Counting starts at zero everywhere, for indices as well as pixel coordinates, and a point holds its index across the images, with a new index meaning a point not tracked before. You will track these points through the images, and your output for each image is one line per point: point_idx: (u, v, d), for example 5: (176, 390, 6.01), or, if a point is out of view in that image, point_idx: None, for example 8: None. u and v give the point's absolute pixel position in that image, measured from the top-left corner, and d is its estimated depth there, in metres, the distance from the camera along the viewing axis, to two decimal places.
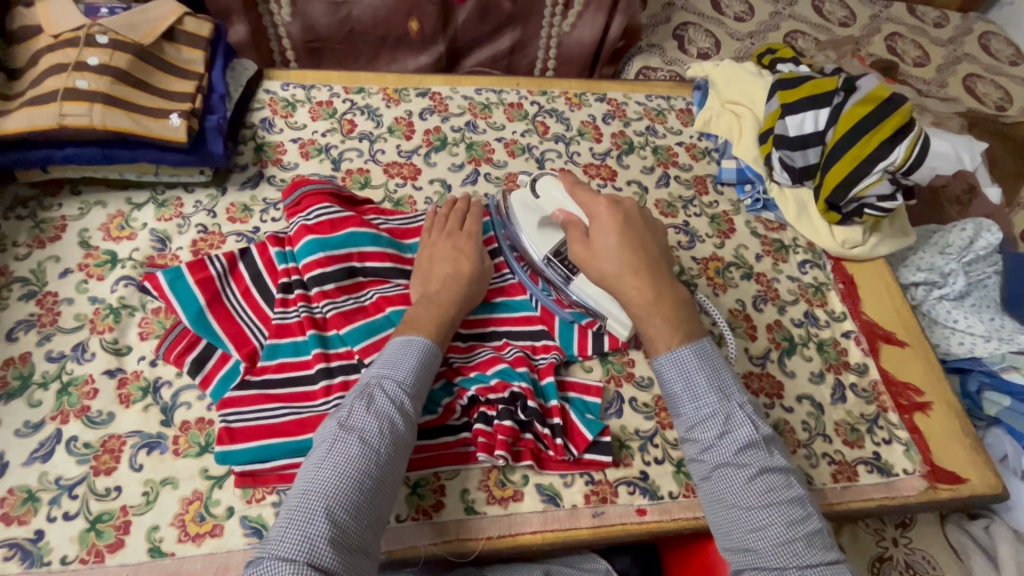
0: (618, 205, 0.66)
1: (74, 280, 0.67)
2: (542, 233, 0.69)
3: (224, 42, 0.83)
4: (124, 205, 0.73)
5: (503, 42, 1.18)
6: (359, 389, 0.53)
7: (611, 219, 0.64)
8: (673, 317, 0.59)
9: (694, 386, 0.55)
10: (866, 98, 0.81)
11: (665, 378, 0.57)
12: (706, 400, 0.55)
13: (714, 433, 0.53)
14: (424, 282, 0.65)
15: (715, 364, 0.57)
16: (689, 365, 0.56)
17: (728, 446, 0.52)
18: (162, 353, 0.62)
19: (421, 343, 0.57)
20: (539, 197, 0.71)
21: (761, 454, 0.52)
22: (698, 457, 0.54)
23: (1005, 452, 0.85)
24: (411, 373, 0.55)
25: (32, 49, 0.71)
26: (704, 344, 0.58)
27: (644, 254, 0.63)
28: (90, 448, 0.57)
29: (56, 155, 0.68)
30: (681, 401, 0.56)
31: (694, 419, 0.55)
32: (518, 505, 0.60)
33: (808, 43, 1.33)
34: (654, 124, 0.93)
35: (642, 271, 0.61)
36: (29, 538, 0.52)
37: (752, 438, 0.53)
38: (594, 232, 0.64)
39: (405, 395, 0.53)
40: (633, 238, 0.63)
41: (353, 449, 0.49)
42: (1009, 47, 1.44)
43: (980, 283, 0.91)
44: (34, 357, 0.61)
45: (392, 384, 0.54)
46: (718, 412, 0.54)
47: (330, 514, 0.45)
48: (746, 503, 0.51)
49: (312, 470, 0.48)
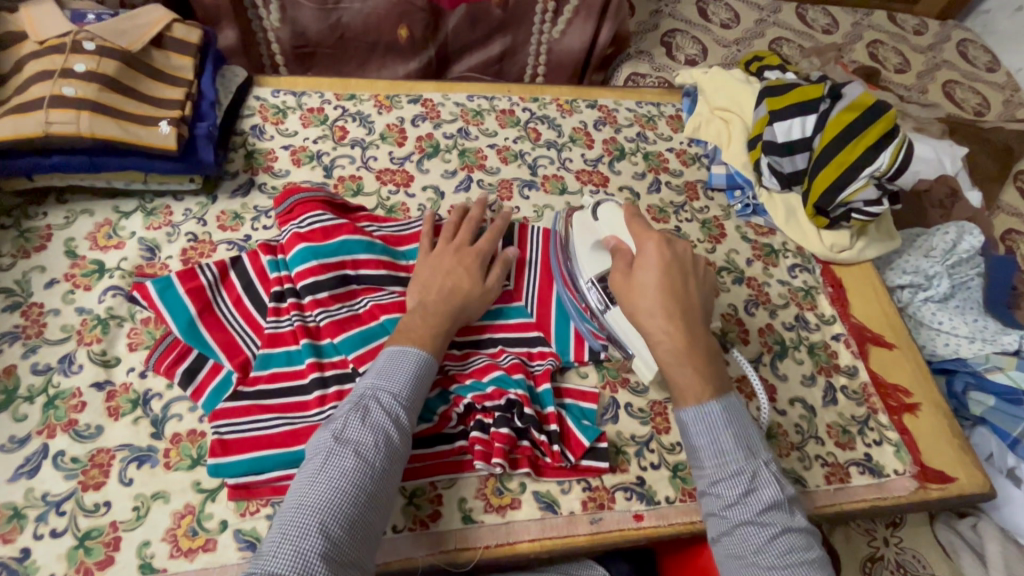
0: (670, 245, 0.63)
1: (60, 290, 0.65)
2: (593, 255, 0.68)
3: (213, 48, 0.83)
4: (111, 214, 0.72)
5: (493, 48, 1.18)
6: (353, 401, 0.53)
7: (658, 258, 0.62)
8: (704, 369, 0.57)
9: (718, 441, 0.54)
10: (852, 105, 0.82)
11: (689, 430, 0.56)
12: (723, 434, 0.54)
13: (738, 493, 0.52)
14: (421, 290, 0.65)
15: (741, 422, 0.56)
16: (716, 419, 0.55)
17: (752, 506, 0.52)
18: (151, 365, 0.61)
19: (416, 353, 0.57)
20: (598, 219, 0.70)
21: (784, 516, 0.52)
22: (719, 513, 0.53)
23: (990, 450, 0.87)
24: (407, 383, 0.55)
25: (16, 55, 0.70)
26: (731, 398, 0.57)
27: (685, 300, 0.60)
28: (78, 463, 0.55)
29: (42, 164, 0.67)
30: (704, 456, 0.55)
31: (717, 475, 0.54)
32: (516, 513, 0.60)
33: (793, 50, 1.35)
34: (645, 131, 0.94)
35: (678, 316, 0.59)
36: (15, 557, 0.51)
37: (777, 499, 0.52)
38: (637, 266, 0.62)
39: (400, 407, 0.53)
40: (677, 281, 0.61)
41: (348, 459, 0.49)
42: (986, 54, 1.48)
43: (964, 285, 0.92)
44: (19, 370, 0.60)
45: (387, 395, 0.53)
46: (745, 469, 0.53)
47: (324, 528, 0.44)
48: (767, 563, 0.50)
49: (307, 484, 0.47)
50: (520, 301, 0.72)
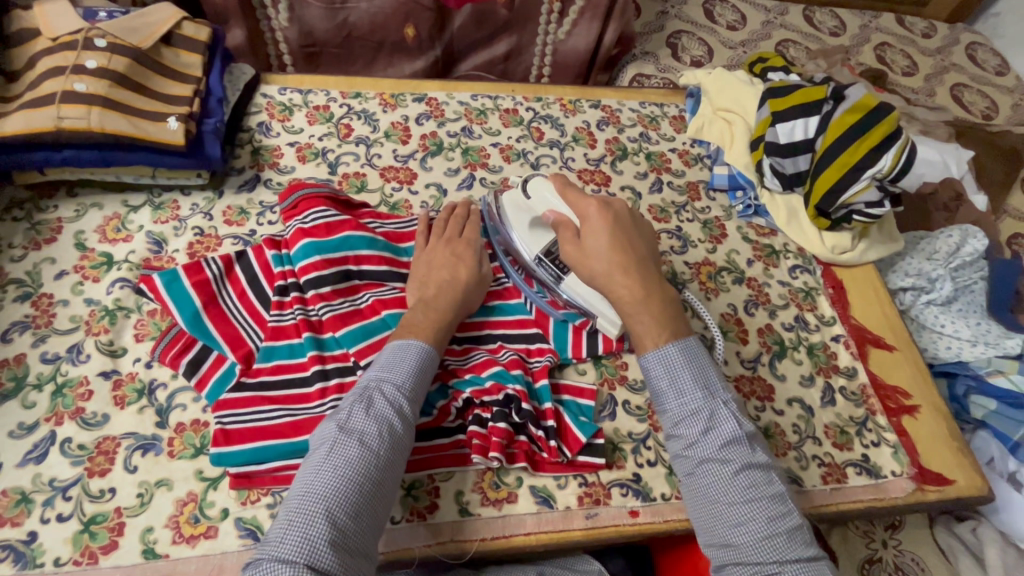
0: (608, 206, 0.66)
1: (69, 281, 0.67)
2: (533, 232, 0.70)
3: (222, 46, 0.84)
4: (120, 207, 0.73)
5: (498, 48, 1.19)
6: (358, 392, 0.54)
7: (602, 221, 0.65)
8: (661, 314, 0.60)
9: (679, 383, 0.57)
10: (854, 107, 0.82)
11: (651, 374, 0.58)
12: (681, 376, 0.57)
13: (697, 430, 0.54)
14: (421, 286, 0.66)
15: (700, 362, 0.58)
16: (676, 361, 0.57)
17: (712, 443, 0.54)
18: (157, 355, 0.62)
19: (418, 346, 0.58)
20: (530, 196, 0.71)
21: (744, 452, 0.53)
22: (683, 453, 0.55)
23: (991, 454, 0.86)
24: (409, 375, 0.56)
25: (29, 51, 0.71)
26: (689, 339, 0.59)
27: (633, 253, 0.64)
28: (84, 450, 0.57)
29: (53, 158, 0.68)
30: (667, 398, 0.57)
31: (679, 415, 0.56)
32: (512, 507, 0.60)
33: (799, 52, 1.35)
34: (647, 131, 0.95)
35: (632, 268, 0.62)
36: (22, 540, 0.52)
37: (736, 434, 0.54)
38: (585, 232, 0.65)
39: (404, 398, 0.54)
40: (624, 240, 0.64)
41: (353, 447, 0.49)
42: (994, 57, 1.47)
43: (966, 288, 0.92)
44: (29, 359, 0.61)
45: (391, 387, 0.54)
46: (703, 407, 0.55)
47: (330, 516, 0.45)
48: (728, 498, 0.52)
49: (312, 472, 0.48)
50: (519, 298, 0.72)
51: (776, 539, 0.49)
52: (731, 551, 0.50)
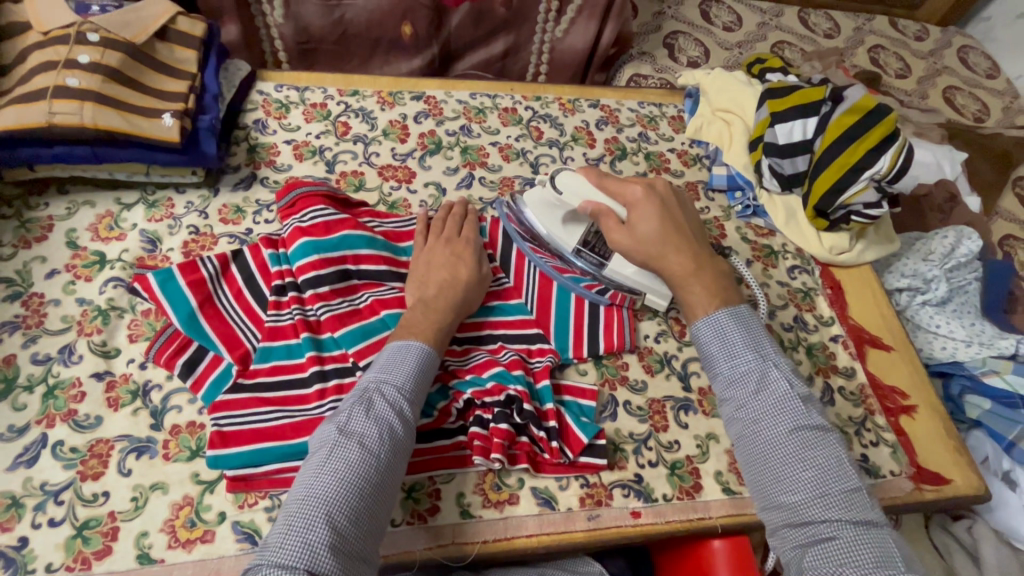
0: (653, 189, 0.68)
1: (61, 281, 0.65)
2: (569, 226, 0.73)
3: (217, 42, 0.83)
4: (113, 205, 0.72)
5: (496, 47, 1.18)
6: (358, 394, 0.53)
7: (649, 203, 0.67)
8: (711, 286, 0.63)
9: (730, 346, 0.59)
10: (852, 108, 0.83)
11: (702, 342, 0.61)
12: (733, 340, 0.59)
13: (748, 390, 0.57)
14: (421, 286, 0.65)
15: (752, 328, 0.60)
16: (726, 326, 0.60)
17: (763, 401, 0.56)
18: (152, 356, 0.61)
19: (419, 347, 0.57)
20: (562, 193, 0.71)
21: (798, 412, 0.54)
22: (735, 414, 0.57)
23: (986, 453, 0.87)
24: (410, 376, 0.55)
25: (20, 45, 0.70)
26: (741, 309, 0.62)
27: (682, 230, 0.66)
28: (77, 453, 0.55)
29: (44, 154, 0.67)
30: (718, 361, 0.60)
31: (730, 377, 0.58)
32: (514, 509, 0.60)
33: (795, 53, 1.36)
34: (646, 131, 0.95)
35: (683, 247, 0.65)
36: (13, 545, 0.51)
37: (788, 394, 0.55)
38: (632, 217, 0.66)
39: (404, 400, 0.53)
40: (672, 218, 0.66)
41: (353, 449, 0.49)
42: (986, 60, 1.48)
43: (961, 289, 0.93)
44: (19, 360, 0.60)
45: (392, 388, 0.53)
46: (753, 369, 0.57)
47: (330, 520, 0.45)
48: (779, 458, 0.53)
49: (312, 476, 0.47)
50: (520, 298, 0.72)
51: (831, 498, 0.50)
52: (787, 514, 0.51)
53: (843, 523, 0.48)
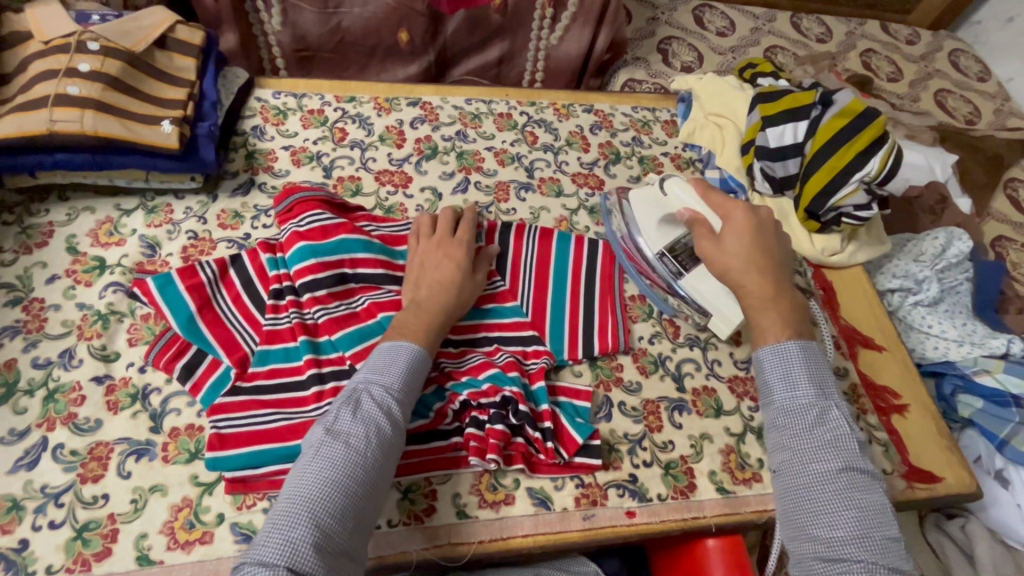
0: (757, 212, 0.70)
1: (61, 286, 0.66)
2: (661, 228, 0.76)
3: (216, 50, 0.84)
4: (113, 211, 0.73)
5: (491, 53, 1.20)
6: (347, 395, 0.54)
7: (747, 224, 0.69)
8: (787, 313, 0.64)
9: (792, 378, 0.60)
10: (841, 112, 0.84)
11: (765, 367, 0.61)
12: (798, 372, 0.60)
13: (808, 423, 0.57)
14: (415, 287, 0.66)
15: (818, 365, 0.61)
16: (794, 356, 0.60)
17: (820, 436, 0.56)
18: (151, 360, 0.62)
19: (409, 348, 0.58)
20: (667, 193, 0.77)
21: (849, 454, 0.55)
22: (784, 443, 0.57)
23: (979, 452, 0.87)
24: (399, 377, 0.56)
25: (21, 54, 0.71)
26: (812, 344, 0.62)
27: (771, 255, 0.67)
28: (77, 456, 0.56)
29: (45, 161, 0.68)
30: (777, 390, 0.60)
31: (788, 406, 0.59)
32: (509, 509, 0.60)
33: (788, 58, 1.38)
34: (640, 135, 0.96)
35: (767, 270, 0.66)
36: (13, 548, 0.51)
37: (845, 436, 0.56)
38: (726, 231, 0.69)
39: (392, 400, 0.54)
40: (765, 242, 0.68)
41: (338, 448, 0.49)
42: (977, 63, 1.50)
43: (953, 289, 0.94)
44: (19, 364, 0.60)
45: (380, 389, 0.54)
46: (814, 404, 0.58)
47: (313, 518, 0.45)
48: (824, 493, 0.53)
49: (298, 475, 0.48)
50: (515, 300, 0.73)
51: (868, 540, 0.51)
52: (819, 548, 0.51)
53: (876, 566, 0.49)
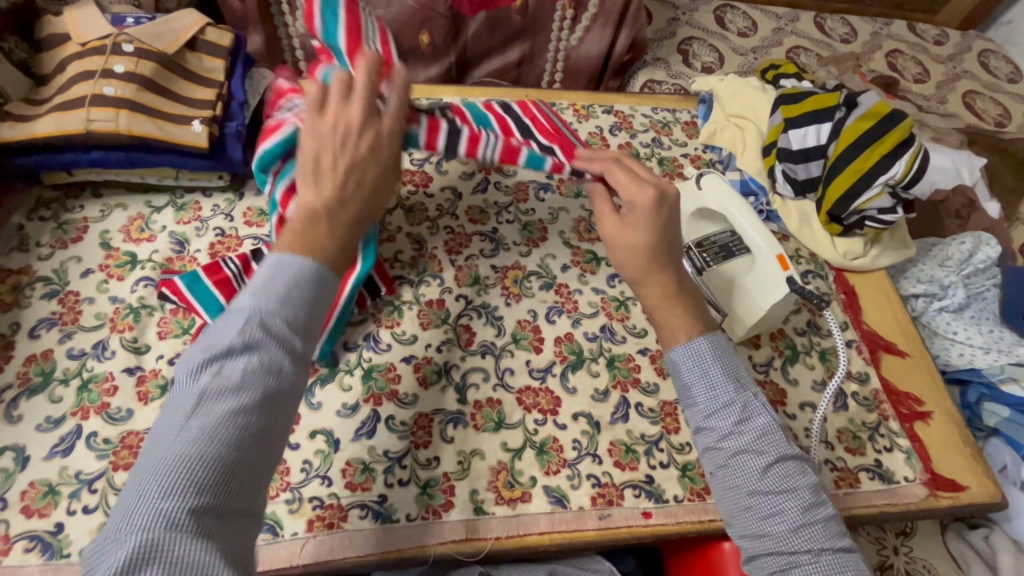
0: (664, 198, 0.61)
1: (95, 280, 0.68)
2: (694, 222, 0.78)
3: (244, 51, 0.86)
4: (143, 208, 0.75)
5: (511, 54, 1.20)
6: (234, 327, 0.43)
7: (649, 215, 0.60)
8: (692, 310, 0.60)
9: (709, 380, 0.56)
10: (868, 113, 0.82)
11: (682, 370, 0.58)
12: (712, 369, 0.57)
13: (731, 423, 0.55)
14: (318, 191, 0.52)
15: (730, 357, 0.58)
16: (705, 355, 0.57)
17: (747, 436, 0.54)
18: (185, 353, 0.64)
19: (293, 262, 0.47)
20: (702, 188, 0.78)
21: (777, 445, 0.54)
22: (715, 445, 0.55)
23: (1004, 462, 0.85)
24: (285, 288, 0.45)
25: (59, 56, 0.73)
26: (719, 335, 0.59)
27: (672, 248, 0.61)
28: (109, 444, 0.58)
29: (81, 159, 0.70)
30: (696, 392, 0.57)
31: (710, 408, 0.56)
32: (526, 506, 0.61)
33: (811, 59, 1.36)
34: (660, 136, 0.96)
35: (669, 266, 0.61)
36: (50, 531, 0.53)
37: (769, 427, 0.54)
38: (630, 219, 0.60)
39: (292, 325, 0.45)
40: (668, 237, 0.61)
41: (232, 430, 0.39)
42: (1007, 64, 1.46)
43: (980, 295, 0.92)
44: (56, 354, 0.63)
45: (277, 315, 0.44)
46: (735, 401, 0.55)
47: (186, 500, 0.36)
48: (762, 488, 0.53)
49: (166, 449, 0.38)
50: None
51: (811, 529, 0.51)
52: (769, 544, 0.52)
53: (823, 551, 0.50)
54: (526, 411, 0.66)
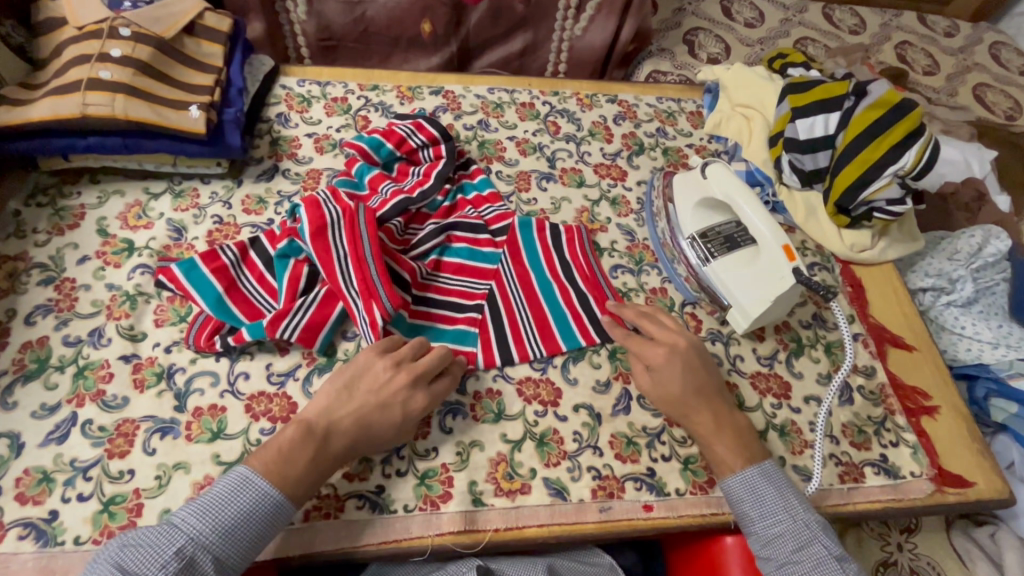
0: (675, 351, 0.64)
1: (91, 267, 0.68)
2: (698, 213, 0.77)
3: (243, 37, 0.85)
4: (141, 195, 0.74)
5: (514, 44, 1.19)
6: (166, 559, 0.46)
7: (671, 363, 0.63)
8: (734, 443, 0.61)
9: (764, 504, 0.58)
10: (878, 102, 0.81)
11: (735, 499, 0.60)
12: (767, 499, 0.59)
13: (789, 550, 0.56)
14: (345, 397, 0.57)
15: (781, 484, 0.59)
16: (757, 484, 0.59)
17: (803, 565, 0.55)
18: (190, 342, 0.63)
19: (261, 491, 0.50)
20: (708, 178, 0.76)
21: (837, 574, 0.55)
22: (774, 573, 0.57)
23: (1011, 459, 0.83)
24: (232, 521, 0.49)
25: (56, 40, 0.72)
26: (767, 464, 0.61)
27: (706, 387, 0.63)
28: (104, 432, 0.57)
29: (77, 144, 0.69)
30: (752, 520, 0.59)
31: (767, 536, 0.58)
32: (525, 498, 0.60)
33: (819, 50, 1.34)
34: (664, 126, 0.94)
35: (706, 405, 0.62)
36: (44, 518, 0.53)
37: (827, 558, 0.55)
38: (654, 375, 0.64)
39: (216, 573, 0.47)
40: (699, 380, 0.63)
41: None
42: (1019, 57, 1.44)
43: (988, 289, 0.90)
44: (51, 341, 0.62)
45: (206, 558, 0.47)
46: (790, 532, 0.57)
47: None
48: None
49: None
50: (477, 279, 0.72)
51: None
52: None
53: None
54: (526, 403, 0.65)
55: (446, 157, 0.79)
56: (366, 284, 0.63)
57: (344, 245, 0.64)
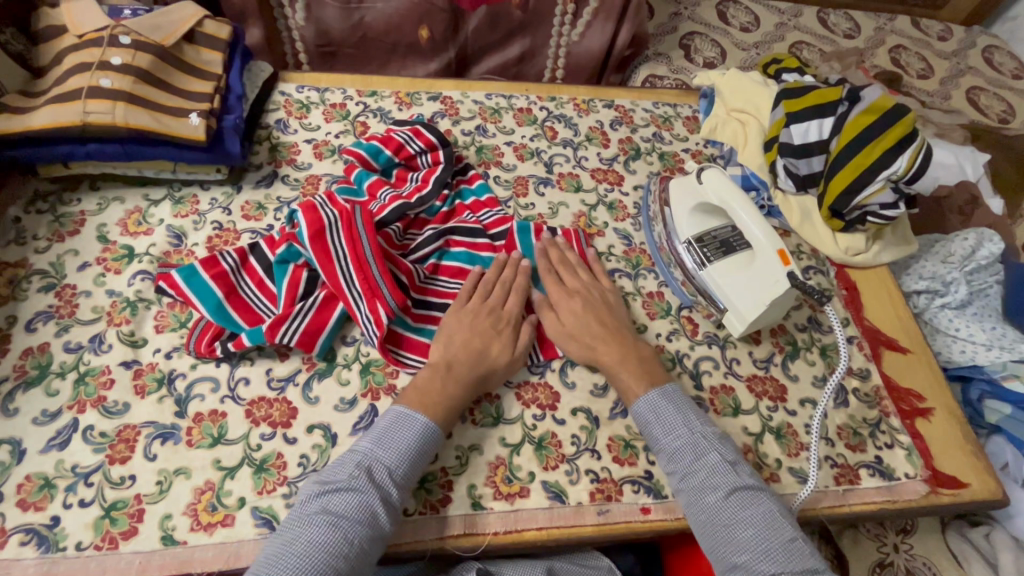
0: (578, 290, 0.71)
1: (92, 273, 0.68)
2: (692, 217, 0.77)
3: (241, 44, 0.85)
4: (141, 201, 0.75)
5: (512, 50, 1.20)
6: (349, 471, 0.53)
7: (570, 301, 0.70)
8: (639, 370, 0.64)
9: (667, 423, 0.60)
10: (870, 108, 0.82)
11: (641, 420, 0.62)
12: (668, 416, 0.60)
13: (688, 461, 0.57)
14: (446, 345, 0.64)
15: (682, 404, 0.61)
16: (659, 405, 0.61)
17: (699, 472, 0.56)
18: (190, 348, 0.63)
19: (421, 422, 0.57)
20: (703, 183, 0.76)
21: (731, 477, 0.55)
22: (679, 488, 0.57)
23: (1005, 460, 0.83)
24: (399, 445, 0.55)
25: (55, 48, 0.73)
26: (669, 387, 0.63)
27: (609, 321, 0.68)
28: (105, 437, 0.58)
29: (77, 151, 0.70)
30: (657, 437, 0.60)
31: (670, 451, 0.59)
32: (524, 502, 0.61)
33: (813, 54, 1.35)
34: (660, 131, 0.95)
35: (613, 338, 0.67)
36: (46, 524, 0.53)
37: (723, 463, 0.56)
38: (560, 312, 0.69)
39: (393, 485, 0.53)
40: (601, 314, 0.69)
41: (332, 538, 0.48)
42: (1012, 60, 1.45)
43: (981, 292, 0.91)
44: (52, 348, 0.62)
45: (383, 471, 0.53)
46: (689, 443, 0.58)
47: None
48: (723, 520, 0.53)
49: (285, 542, 0.48)
50: None
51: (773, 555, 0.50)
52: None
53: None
54: (524, 406, 0.66)
55: (445, 162, 0.79)
56: (368, 284, 0.64)
57: (344, 248, 0.65)
